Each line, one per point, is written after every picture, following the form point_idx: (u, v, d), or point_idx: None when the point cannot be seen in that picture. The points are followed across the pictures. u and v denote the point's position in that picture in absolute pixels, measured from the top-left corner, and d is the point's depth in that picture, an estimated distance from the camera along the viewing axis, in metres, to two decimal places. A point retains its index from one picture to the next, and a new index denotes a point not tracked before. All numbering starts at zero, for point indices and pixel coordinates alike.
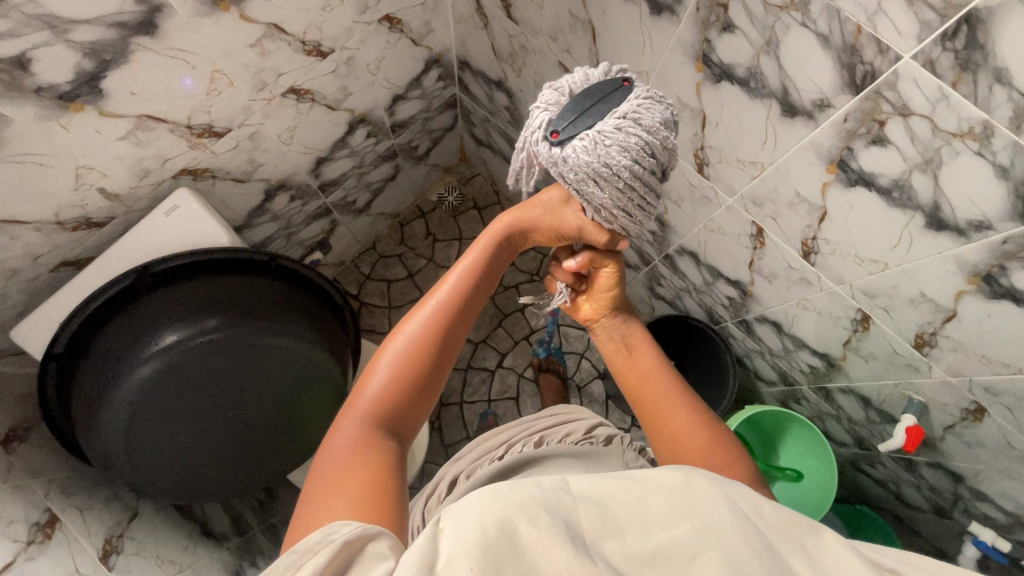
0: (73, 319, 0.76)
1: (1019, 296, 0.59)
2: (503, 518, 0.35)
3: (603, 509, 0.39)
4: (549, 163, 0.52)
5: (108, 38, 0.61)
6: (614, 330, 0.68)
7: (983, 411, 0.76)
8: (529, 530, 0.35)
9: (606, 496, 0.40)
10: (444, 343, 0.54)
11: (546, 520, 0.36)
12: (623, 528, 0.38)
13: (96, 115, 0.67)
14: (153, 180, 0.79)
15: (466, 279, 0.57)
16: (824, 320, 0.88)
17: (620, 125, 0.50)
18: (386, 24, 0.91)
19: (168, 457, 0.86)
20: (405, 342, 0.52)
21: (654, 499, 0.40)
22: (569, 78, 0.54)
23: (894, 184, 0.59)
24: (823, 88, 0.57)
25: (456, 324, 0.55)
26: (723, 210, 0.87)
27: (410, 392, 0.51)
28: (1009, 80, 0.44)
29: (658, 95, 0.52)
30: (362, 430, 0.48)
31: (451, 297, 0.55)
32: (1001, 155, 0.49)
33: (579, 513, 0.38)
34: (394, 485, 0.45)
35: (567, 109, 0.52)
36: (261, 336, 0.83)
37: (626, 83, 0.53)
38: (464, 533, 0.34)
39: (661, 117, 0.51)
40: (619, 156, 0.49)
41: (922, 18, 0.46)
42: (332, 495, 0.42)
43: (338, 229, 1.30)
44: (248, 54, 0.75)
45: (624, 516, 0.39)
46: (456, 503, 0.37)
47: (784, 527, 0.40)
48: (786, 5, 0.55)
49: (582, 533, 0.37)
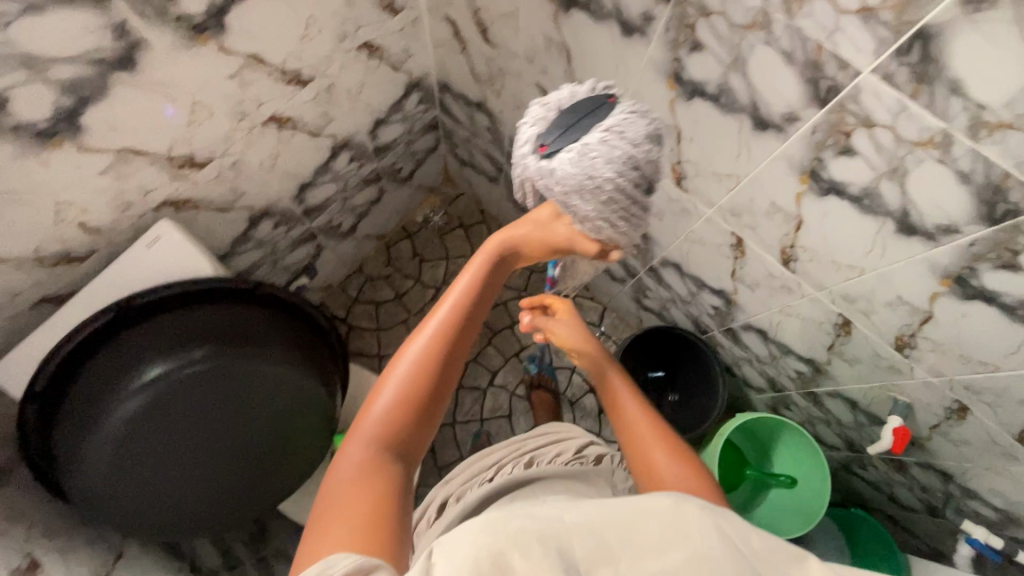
0: (54, 357, 0.74)
1: (990, 297, 0.60)
2: (496, 550, 0.36)
3: (597, 538, 0.39)
4: (537, 175, 0.54)
5: (86, 75, 0.62)
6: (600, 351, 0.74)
7: (966, 410, 0.78)
8: (524, 562, 0.35)
9: (600, 524, 0.40)
10: (445, 362, 0.53)
11: (540, 550, 0.36)
12: (618, 556, 0.38)
13: (75, 150, 0.67)
14: (134, 213, 0.79)
15: (465, 299, 0.57)
16: (808, 326, 0.89)
17: (604, 138, 0.51)
18: (365, 50, 0.92)
19: (160, 492, 0.84)
20: (405, 363, 0.52)
21: (647, 527, 0.40)
22: (556, 95, 0.56)
23: (865, 192, 0.61)
24: (791, 102, 0.59)
25: (456, 342, 0.55)
26: (703, 221, 0.88)
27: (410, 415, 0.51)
28: (964, 90, 0.46)
29: (643, 110, 0.54)
30: (365, 455, 0.48)
31: (450, 317, 0.55)
32: (963, 162, 0.51)
33: (573, 543, 0.38)
34: (395, 507, 0.44)
35: (554, 124, 0.54)
36: (251, 365, 0.83)
37: (611, 99, 0.55)
38: (458, 565, 0.34)
39: (645, 131, 0.52)
40: (603, 167, 0.50)
41: (878, 35, 0.48)
42: (332, 521, 0.41)
43: (324, 254, 1.30)
44: (227, 85, 0.76)
45: (618, 544, 0.39)
46: (449, 535, 0.37)
47: (775, 558, 0.40)
48: (750, 25, 0.57)
49: (576, 562, 0.37)
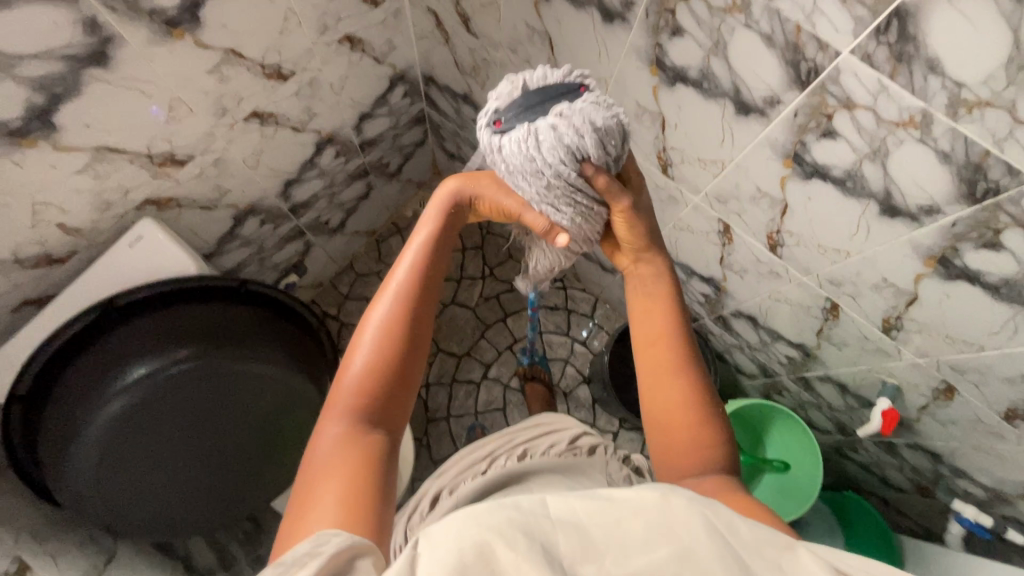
0: (38, 358, 0.74)
1: (973, 276, 0.60)
2: (480, 542, 0.35)
3: (582, 534, 0.38)
4: (489, 149, 0.54)
5: (58, 72, 0.60)
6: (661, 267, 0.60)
7: (953, 390, 0.78)
8: (508, 553, 0.35)
9: (584, 517, 0.39)
10: (411, 330, 0.52)
11: (525, 542, 0.36)
12: (603, 551, 0.38)
13: (51, 149, 0.66)
14: (115, 212, 0.78)
15: (419, 264, 0.56)
16: (797, 312, 0.90)
17: (556, 126, 0.51)
18: (347, 43, 0.91)
19: (148, 490, 0.84)
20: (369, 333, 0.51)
21: (633, 521, 0.39)
22: (528, 74, 0.55)
23: (847, 174, 0.61)
24: (772, 86, 0.59)
25: (417, 310, 0.53)
26: (690, 208, 0.88)
27: (384, 389, 0.50)
28: (941, 69, 0.46)
29: (610, 105, 0.52)
30: (342, 434, 0.47)
31: (408, 282, 0.54)
32: (943, 141, 0.51)
33: (558, 536, 0.38)
34: (373, 484, 0.44)
35: (515, 101, 0.53)
36: (235, 363, 0.81)
37: (582, 89, 0.54)
38: (442, 555, 0.34)
39: (601, 125, 0.51)
40: (548, 155, 0.51)
41: (855, 14, 0.48)
42: (313, 506, 0.41)
43: (313, 250, 1.29)
44: (206, 80, 0.75)
45: (603, 539, 0.38)
46: (433, 526, 0.37)
47: (758, 547, 0.40)
48: (729, 8, 0.56)
49: (560, 555, 0.37)
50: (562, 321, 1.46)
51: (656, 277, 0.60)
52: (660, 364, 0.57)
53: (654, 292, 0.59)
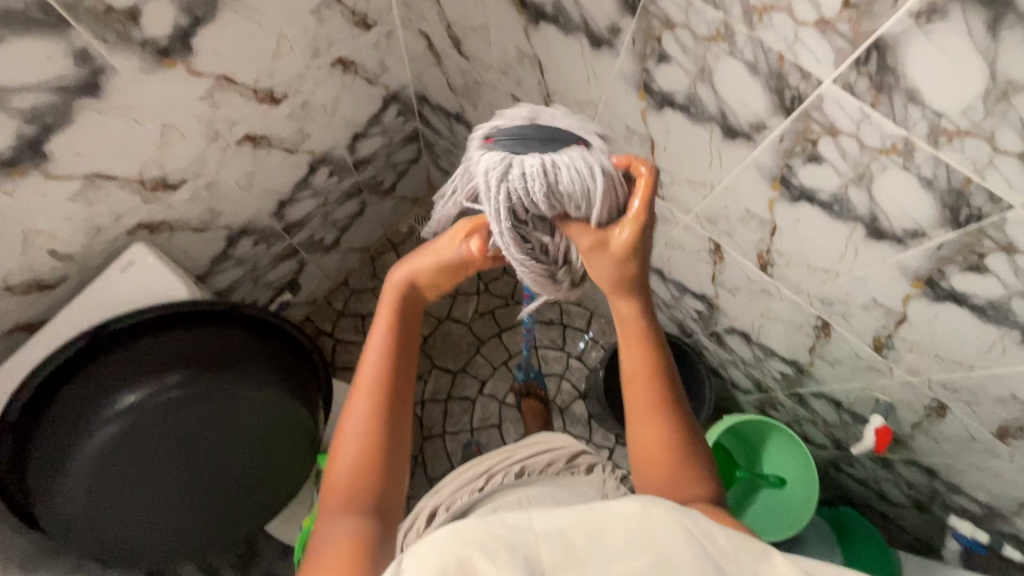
0: (22, 393, 0.73)
1: (960, 298, 0.61)
2: (461, 559, 0.36)
3: (565, 542, 0.38)
4: (470, 159, 0.56)
5: (49, 103, 0.61)
6: (641, 308, 0.58)
7: (945, 408, 0.78)
8: (489, 568, 0.36)
9: (567, 527, 0.39)
10: (394, 398, 0.55)
11: (506, 556, 0.36)
12: (584, 559, 0.37)
13: (41, 178, 0.66)
14: (107, 237, 0.78)
15: (391, 333, 0.58)
16: (789, 329, 0.90)
17: (526, 168, 0.53)
18: (339, 66, 0.92)
19: (136, 521, 0.84)
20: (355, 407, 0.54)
21: (614, 532, 0.39)
22: (545, 112, 0.57)
23: (834, 198, 0.62)
24: (758, 112, 0.60)
25: (397, 379, 0.56)
26: (681, 227, 0.89)
27: (377, 460, 0.53)
28: (921, 99, 0.47)
29: (594, 169, 0.53)
30: (341, 511, 0.50)
31: (384, 353, 0.57)
32: (925, 168, 0.51)
33: (540, 548, 0.37)
34: (369, 554, 0.46)
35: (511, 128, 0.55)
36: (228, 388, 0.81)
37: (580, 145, 0.55)
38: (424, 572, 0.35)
39: (569, 186, 0.53)
40: (503, 190, 0.53)
41: (836, 46, 0.48)
42: None
43: (307, 268, 1.29)
44: (199, 106, 0.75)
45: (586, 548, 0.38)
46: (420, 542, 0.38)
47: (738, 557, 0.39)
48: (713, 36, 0.57)
49: (542, 566, 0.37)
50: (557, 336, 1.46)
51: (636, 319, 0.58)
52: (637, 399, 0.58)
53: (632, 332, 0.59)
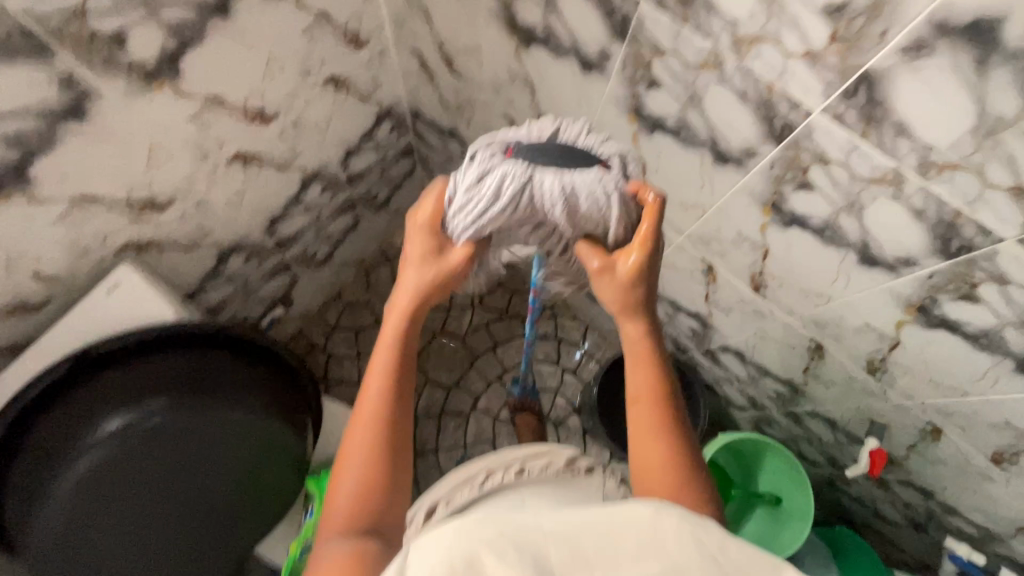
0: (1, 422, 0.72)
1: (953, 325, 0.60)
2: (468, 556, 0.36)
3: (574, 543, 0.38)
4: (489, 160, 0.55)
5: (34, 128, 0.60)
6: (646, 329, 0.58)
7: (939, 431, 0.77)
8: (497, 565, 0.36)
9: (576, 528, 0.39)
10: (396, 420, 0.54)
11: (513, 556, 0.37)
12: (592, 562, 0.38)
13: (26, 202, 0.66)
14: (93, 258, 0.78)
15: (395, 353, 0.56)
16: (783, 350, 0.89)
17: (550, 182, 0.53)
18: (332, 84, 0.91)
19: (118, 545, 0.83)
20: (358, 435, 0.53)
21: (623, 535, 0.39)
22: (570, 129, 0.58)
23: (826, 225, 0.61)
24: (748, 139, 0.60)
25: (396, 405, 0.55)
26: (674, 248, 0.88)
27: (379, 482, 0.51)
28: (910, 132, 0.46)
29: (612, 191, 0.54)
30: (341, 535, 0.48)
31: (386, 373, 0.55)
32: (915, 199, 0.51)
33: (549, 549, 0.38)
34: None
35: (533, 143, 0.56)
36: (213, 414, 0.81)
37: (602, 165, 0.56)
38: (433, 566, 0.36)
39: (589, 205, 0.53)
40: (519, 197, 0.53)
41: (825, 77, 0.48)
42: None
43: (300, 283, 1.28)
44: (188, 127, 0.75)
45: (593, 551, 0.38)
46: (429, 533, 0.39)
47: (752, 568, 0.39)
48: (703, 65, 0.57)
49: (550, 567, 0.37)
50: (552, 350, 1.45)
51: (642, 339, 0.58)
52: (642, 418, 0.57)
53: (638, 352, 0.58)
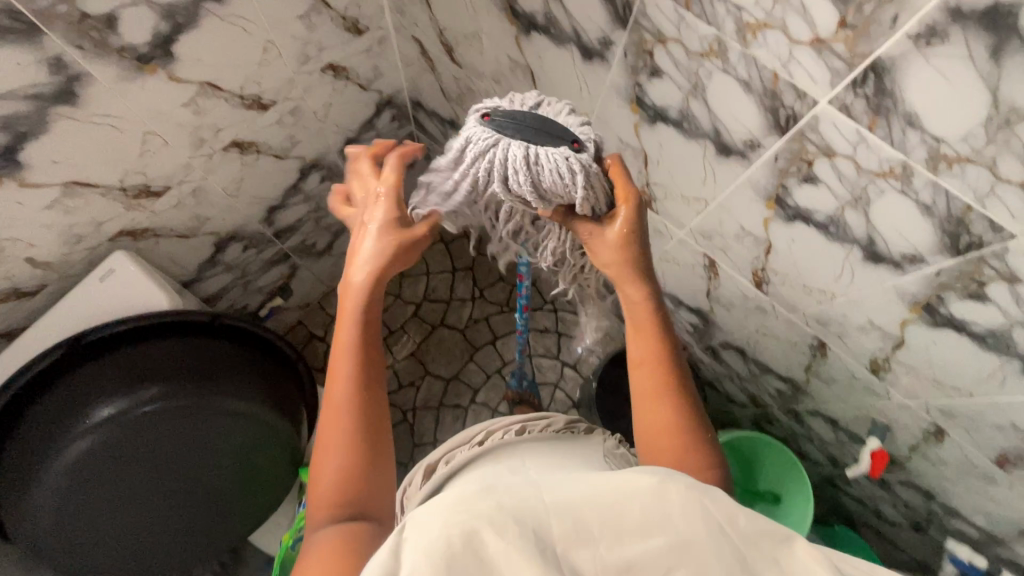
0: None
1: (960, 324, 0.58)
2: (468, 530, 0.33)
3: (578, 518, 0.36)
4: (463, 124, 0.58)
5: (23, 111, 0.60)
6: (649, 291, 0.56)
7: (943, 433, 0.76)
8: (497, 543, 0.33)
9: (580, 499, 0.37)
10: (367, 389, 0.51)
11: (516, 531, 0.34)
12: (597, 537, 0.35)
13: (16, 186, 0.65)
14: (87, 245, 0.77)
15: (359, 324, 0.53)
16: (785, 347, 0.88)
17: (508, 153, 0.54)
18: (330, 72, 0.90)
19: (109, 531, 0.84)
20: (332, 417, 0.49)
21: (629, 506, 0.37)
22: (553, 107, 0.58)
23: (830, 220, 0.60)
24: (751, 130, 0.58)
25: (367, 373, 0.51)
26: (675, 242, 0.87)
27: (359, 456, 0.48)
28: (920, 124, 0.45)
29: (577, 169, 0.53)
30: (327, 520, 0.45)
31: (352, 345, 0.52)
32: (924, 194, 0.49)
33: (551, 521, 0.35)
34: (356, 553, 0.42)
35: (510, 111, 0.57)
36: (203, 401, 0.79)
37: (574, 144, 0.54)
38: (429, 544, 0.33)
39: (545, 179, 0.54)
40: (477, 162, 0.56)
41: (832, 66, 0.46)
42: None
43: (300, 273, 1.27)
44: (182, 113, 0.74)
45: (598, 525, 0.36)
46: (424, 507, 0.35)
47: (760, 541, 0.37)
48: (706, 53, 0.55)
49: (553, 542, 0.35)
50: (552, 344, 1.45)
51: (642, 303, 0.55)
52: (645, 387, 0.54)
53: (641, 316, 0.55)
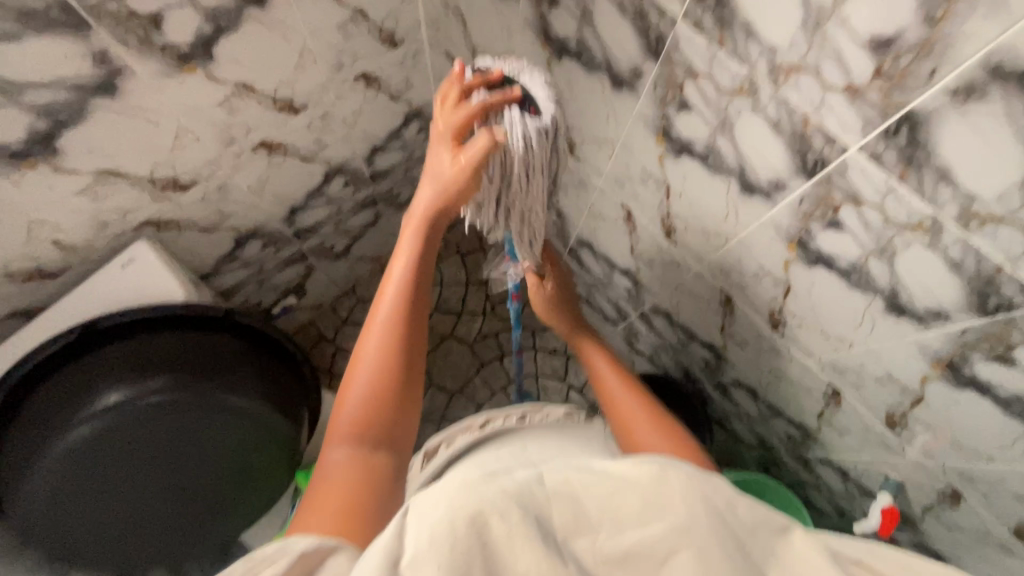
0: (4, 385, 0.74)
1: (983, 387, 0.56)
2: (473, 513, 0.35)
3: (577, 507, 0.38)
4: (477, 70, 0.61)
5: (63, 100, 0.62)
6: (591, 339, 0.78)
7: (960, 496, 0.73)
8: (501, 526, 0.35)
9: (580, 490, 0.39)
10: (411, 333, 0.54)
11: (519, 515, 0.36)
12: (596, 525, 0.38)
13: (50, 171, 0.67)
14: (112, 232, 0.79)
15: (411, 264, 0.56)
16: (798, 391, 0.86)
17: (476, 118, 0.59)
18: (362, 81, 0.92)
19: (106, 516, 0.84)
20: (370, 347, 0.53)
21: (629, 496, 0.39)
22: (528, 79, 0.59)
23: (853, 267, 0.58)
24: (778, 170, 0.57)
25: (412, 314, 0.55)
26: (693, 275, 0.86)
27: (392, 397, 0.52)
28: (953, 179, 0.43)
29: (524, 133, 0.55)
30: (350, 450, 0.49)
31: (401, 286, 0.55)
32: (952, 250, 0.48)
33: (552, 510, 0.38)
34: (373, 490, 0.47)
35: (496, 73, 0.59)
36: (207, 395, 0.80)
37: (532, 111, 0.57)
38: (428, 531, 0.34)
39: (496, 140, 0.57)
40: None
41: (864, 113, 0.46)
42: (314, 511, 0.44)
43: (315, 274, 1.28)
44: (215, 111, 0.76)
45: (599, 514, 0.38)
46: (423, 496, 0.37)
47: (758, 530, 0.40)
48: (736, 90, 0.55)
49: (553, 530, 0.37)
50: (559, 365, 1.43)
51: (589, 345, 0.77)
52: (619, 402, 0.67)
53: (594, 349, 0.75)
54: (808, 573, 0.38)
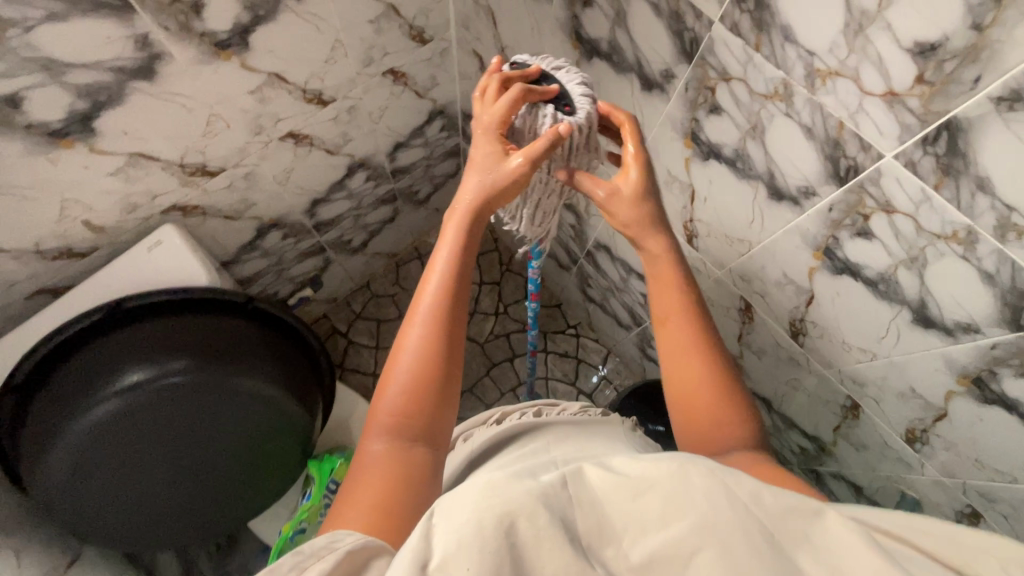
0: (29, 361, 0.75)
1: (1011, 404, 0.55)
2: (501, 516, 0.35)
3: (601, 512, 0.38)
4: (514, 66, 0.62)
5: (104, 81, 0.63)
6: (670, 246, 0.61)
7: (979, 516, 0.71)
8: (530, 531, 0.35)
9: (600, 493, 0.39)
10: (452, 326, 0.53)
11: (546, 520, 0.36)
12: (620, 532, 0.38)
13: (87, 151, 0.68)
14: (140, 214, 0.80)
15: (453, 256, 0.55)
16: (814, 403, 0.85)
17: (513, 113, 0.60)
18: (390, 76, 0.93)
19: (121, 497, 0.85)
20: (409, 341, 0.53)
21: (652, 498, 0.39)
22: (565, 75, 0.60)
23: (880, 277, 0.58)
24: (808, 176, 0.57)
25: (453, 307, 0.54)
26: (712, 281, 0.85)
27: (430, 393, 0.51)
28: (992, 189, 0.43)
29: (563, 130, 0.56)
30: (386, 443, 0.49)
31: (443, 278, 0.54)
32: (987, 261, 0.47)
33: (576, 514, 0.38)
34: (407, 485, 0.47)
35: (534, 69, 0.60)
36: (228, 378, 0.81)
37: (568, 108, 0.58)
38: (456, 532, 0.34)
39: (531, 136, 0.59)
40: None
41: (902, 120, 0.45)
42: (350, 504, 0.45)
43: (332, 267, 1.29)
44: (246, 100, 0.77)
45: (620, 519, 0.38)
46: (450, 496, 0.37)
47: (787, 517, 0.38)
48: (770, 94, 0.55)
49: (579, 533, 0.37)
50: (570, 369, 1.43)
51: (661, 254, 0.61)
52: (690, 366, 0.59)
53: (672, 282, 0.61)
54: (843, 557, 0.37)
